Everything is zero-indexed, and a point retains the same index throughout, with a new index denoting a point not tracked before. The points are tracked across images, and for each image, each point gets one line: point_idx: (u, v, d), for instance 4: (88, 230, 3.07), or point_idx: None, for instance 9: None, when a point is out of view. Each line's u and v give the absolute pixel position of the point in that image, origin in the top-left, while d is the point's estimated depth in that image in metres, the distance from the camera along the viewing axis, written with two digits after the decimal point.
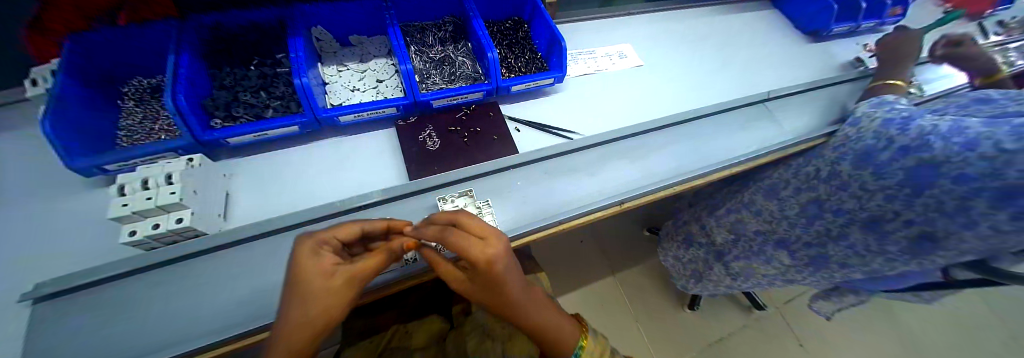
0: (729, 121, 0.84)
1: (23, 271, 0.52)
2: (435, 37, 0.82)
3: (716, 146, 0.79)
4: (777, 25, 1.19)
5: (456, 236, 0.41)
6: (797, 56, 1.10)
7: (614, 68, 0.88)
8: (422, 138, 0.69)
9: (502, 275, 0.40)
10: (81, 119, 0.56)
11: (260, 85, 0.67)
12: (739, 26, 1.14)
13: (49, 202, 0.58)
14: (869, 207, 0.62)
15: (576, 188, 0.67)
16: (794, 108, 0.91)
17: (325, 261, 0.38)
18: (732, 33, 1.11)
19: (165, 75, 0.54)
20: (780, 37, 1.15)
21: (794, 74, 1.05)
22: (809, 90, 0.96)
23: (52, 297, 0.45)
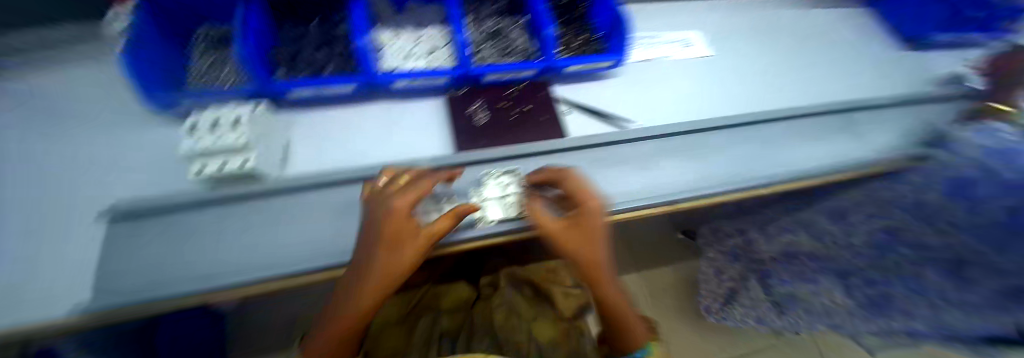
0: (802, 130, 0.75)
1: (99, 193, 0.56)
2: (490, 8, 0.78)
3: (780, 155, 0.71)
4: (868, 27, 1.04)
5: (574, 186, 0.52)
6: (891, 65, 0.96)
7: (678, 57, 0.81)
8: (471, 111, 0.68)
9: (601, 225, 0.52)
10: (157, 59, 0.60)
11: (321, 42, 0.67)
12: (826, 24, 1.01)
13: (118, 133, 0.62)
14: (956, 246, 0.51)
15: (625, 181, 0.64)
16: (878, 123, 0.80)
17: (400, 220, 0.44)
18: (819, 31, 0.98)
19: (236, 25, 0.56)
20: (872, 40, 1.01)
21: (885, 84, 0.92)
22: (903, 103, 0.82)
23: (125, 220, 0.49)
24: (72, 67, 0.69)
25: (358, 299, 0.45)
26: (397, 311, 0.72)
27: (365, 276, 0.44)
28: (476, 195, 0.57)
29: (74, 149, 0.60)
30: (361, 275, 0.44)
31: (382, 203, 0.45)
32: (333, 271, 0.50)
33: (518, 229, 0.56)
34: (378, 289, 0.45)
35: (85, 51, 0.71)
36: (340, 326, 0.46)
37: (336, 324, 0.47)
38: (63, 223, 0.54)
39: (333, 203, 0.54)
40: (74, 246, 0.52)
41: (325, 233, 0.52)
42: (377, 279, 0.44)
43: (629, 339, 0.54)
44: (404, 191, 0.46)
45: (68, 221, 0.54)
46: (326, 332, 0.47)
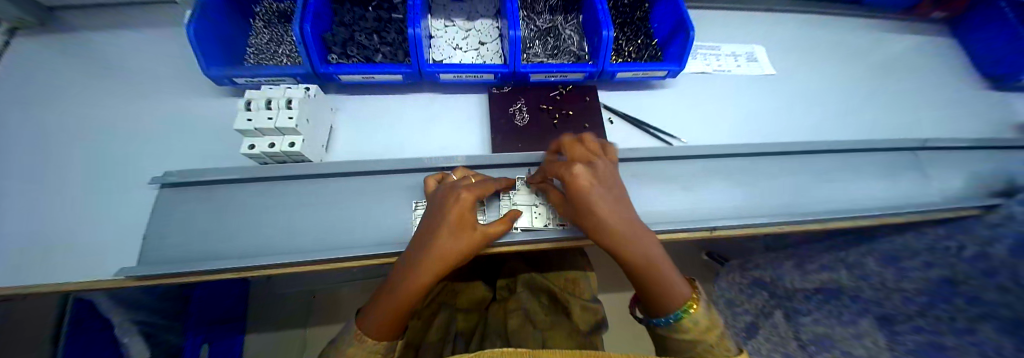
0: (866, 164, 0.70)
1: (160, 157, 0.59)
2: (546, 4, 0.76)
3: (835, 188, 0.66)
4: (949, 59, 0.95)
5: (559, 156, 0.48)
6: (971, 102, 0.88)
7: (736, 72, 0.76)
8: (513, 111, 0.66)
9: (590, 193, 0.43)
10: (220, 31, 0.61)
11: (375, 27, 0.67)
12: (901, 50, 0.93)
13: (173, 99, 0.65)
14: None
15: (665, 201, 0.61)
16: (950, 166, 0.73)
17: (457, 204, 0.45)
18: (892, 58, 0.91)
19: (298, 4, 0.56)
20: (949, 73, 0.92)
21: (965, 125, 0.83)
22: (983, 148, 0.74)
23: (174, 186, 0.52)
24: (146, 31, 0.74)
25: (406, 278, 0.44)
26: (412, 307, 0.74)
27: (420, 254, 0.44)
28: (507, 200, 0.56)
29: (139, 115, 0.63)
30: (418, 257, 0.44)
31: (448, 193, 0.47)
32: (360, 260, 0.50)
33: (548, 240, 0.55)
34: (431, 274, 0.43)
35: (161, 17, 0.76)
36: (388, 304, 0.44)
37: (384, 304, 0.44)
38: (122, 179, 0.57)
39: (368, 190, 0.54)
40: (133, 206, 0.55)
41: (358, 221, 0.52)
42: (432, 262, 0.43)
43: (661, 302, 0.42)
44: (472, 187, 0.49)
45: (126, 177, 0.57)
46: (371, 315, 0.45)
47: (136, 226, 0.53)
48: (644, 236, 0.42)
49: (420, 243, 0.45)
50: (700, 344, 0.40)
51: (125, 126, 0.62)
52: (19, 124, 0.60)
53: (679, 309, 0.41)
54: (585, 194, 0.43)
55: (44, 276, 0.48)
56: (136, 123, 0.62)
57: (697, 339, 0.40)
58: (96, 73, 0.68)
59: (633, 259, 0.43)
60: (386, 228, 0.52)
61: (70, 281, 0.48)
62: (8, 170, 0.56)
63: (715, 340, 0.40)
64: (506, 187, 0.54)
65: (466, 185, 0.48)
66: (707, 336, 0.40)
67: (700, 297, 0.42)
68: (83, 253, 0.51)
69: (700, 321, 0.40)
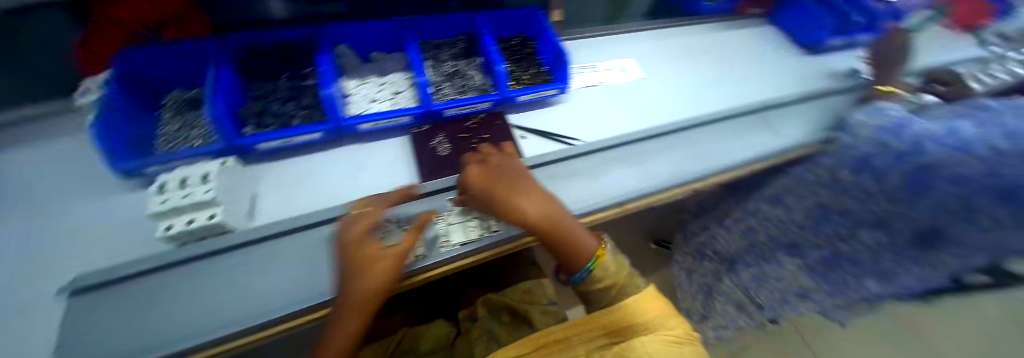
0: (729, 128, 0.86)
1: (57, 268, 0.55)
2: (449, 53, 0.88)
3: (714, 151, 0.80)
4: (775, 38, 1.21)
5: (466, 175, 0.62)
6: (802, 66, 1.11)
7: (615, 80, 0.93)
8: (434, 144, 0.73)
9: (496, 195, 0.58)
10: (126, 128, 0.63)
11: (288, 96, 0.72)
12: (740, 40, 1.16)
13: (81, 205, 0.62)
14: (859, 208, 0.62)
15: (580, 191, 0.71)
16: (796, 117, 0.88)
17: (360, 236, 0.51)
18: (735, 47, 1.13)
19: (206, 87, 0.61)
20: (780, 52, 1.16)
21: (805, 83, 1.03)
22: (812, 98, 0.95)
23: (84, 291, 0.48)
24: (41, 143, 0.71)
25: (342, 316, 0.48)
26: None
27: (348, 292, 0.48)
28: (441, 221, 0.61)
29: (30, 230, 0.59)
30: (341, 301, 0.49)
31: (351, 231, 0.52)
32: (302, 316, 0.51)
33: (486, 248, 0.60)
34: (363, 306, 0.48)
35: (34, 129, 0.70)
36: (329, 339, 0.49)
37: (328, 348, 0.48)
38: (32, 299, 0.53)
39: (303, 244, 0.56)
40: (43, 325, 0.51)
41: (298, 275, 0.53)
42: (360, 293, 0.48)
43: (576, 260, 0.56)
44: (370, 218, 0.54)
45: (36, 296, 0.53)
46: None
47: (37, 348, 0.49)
48: (540, 209, 0.57)
49: (345, 282, 0.49)
50: (610, 287, 0.54)
51: (18, 244, 0.58)
52: None
53: (590, 263, 0.55)
54: (484, 191, 0.59)
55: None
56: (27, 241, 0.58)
57: (609, 284, 0.54)
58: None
59: (546, 235, 0.57)
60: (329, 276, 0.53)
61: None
62: None
63: (621, 280, 0.55)
64: (404, 198, 0.60)
65: (363, 217, 0.54)
66: (614, 278, 0.54)
67: (603, 248, 0.56)
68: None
69: (606, 268, 0.54)
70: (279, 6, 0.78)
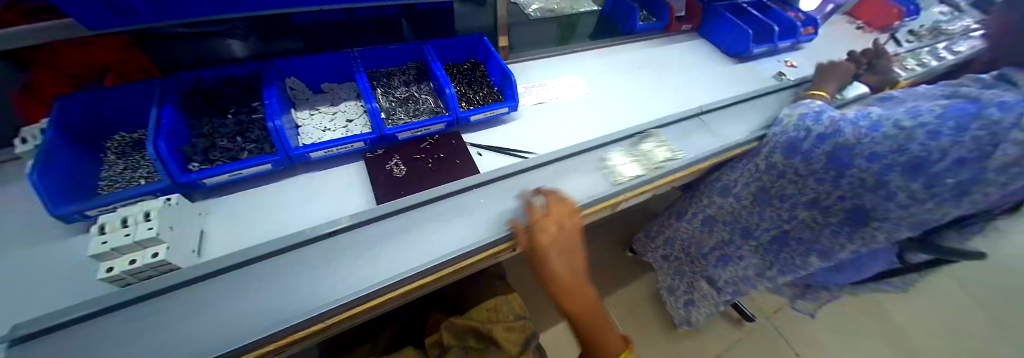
0: (676, 130, 0.92)
1: None
2: (400, 80, 0.92)
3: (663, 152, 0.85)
4: (708, 49, 1.32)
5: (557, 208, 0.66)
6: (734, 72, 1.22)
7: (563, 97, 0.99)
8: (389, 167, 0.75)
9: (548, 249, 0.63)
10: (68, 171, 0.62)
11: (236, 131, 0.73)
12: (678, 53, 1.27)
13: (26, 252, 0.59)
14: (807, 191, 0.71)
15: (537, 201, 0.72)
16: (728, 119, 0.97)
17: (551, 231, 0.63)
18: (672, 61, 1.22)
19: (149, 125, 0.61)
20: (713, 62, 1.26)
21: (737, 88, 1.15)
22: (746, 99, 1.04)
23: (22, 342, 0.44)
24: None
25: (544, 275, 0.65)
26: None
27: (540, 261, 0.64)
28: (407, 239, 0.63)
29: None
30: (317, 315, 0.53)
31: (543, 226, 0.63)
32: (259, 348, 0.50)
33: (447, 265, 0.62)
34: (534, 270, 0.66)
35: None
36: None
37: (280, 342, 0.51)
38: None
39: (258, 276, 0.55)
40: None
41: (256, 307, 0.52)
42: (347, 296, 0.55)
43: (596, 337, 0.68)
44: (561, 222, 0.65)
45: None
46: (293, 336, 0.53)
47: None
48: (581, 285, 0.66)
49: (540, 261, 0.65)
50: None
51: None
52: None
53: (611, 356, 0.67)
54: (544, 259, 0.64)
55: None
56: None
57: None
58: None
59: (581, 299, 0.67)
60: (290, 303, 0.53)
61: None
62: None
63: None
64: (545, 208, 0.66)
65: (552, 214, 0.65)
66: None
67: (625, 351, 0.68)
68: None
69: None
70: (238, 46, 0.83)
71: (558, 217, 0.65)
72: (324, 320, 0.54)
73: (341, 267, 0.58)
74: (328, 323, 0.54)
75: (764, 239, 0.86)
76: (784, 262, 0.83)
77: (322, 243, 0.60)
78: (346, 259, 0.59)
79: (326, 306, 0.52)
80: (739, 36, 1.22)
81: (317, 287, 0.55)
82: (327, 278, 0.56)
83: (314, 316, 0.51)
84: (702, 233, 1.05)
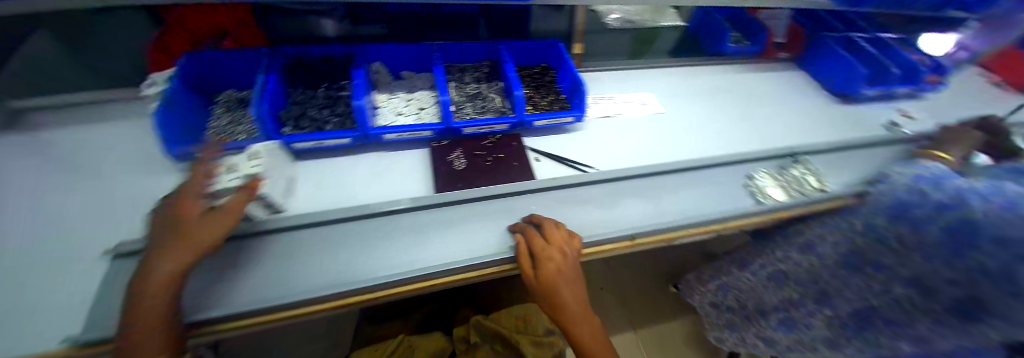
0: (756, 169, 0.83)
1: (96, 233, 0.61)
2: (472, 76, 0.94)
3: (735, 191, 0.77)
4: (806, 84, 1.18)
5: (559, 233, 0.61)
6: (835, 115, 1.08)
7: (634, 113, 0.94)
8: (451, 159, 0.77)
9: (553, 275, 0.59)
10: (183, 116, 0.72)
11: (325, 104, 0.80)
12: (770, 84, 1.15)
13: (139, 180, 0.70)
14: (906, 262, 0.51)
15: (588, 219, 0.69)
16: (820, 167, 0.86)
17: (555, 258, 0.59)
18: (763, 92, 1.11)
19: (256, 88, 0.69)
20: (811, 99, 1.13)
21: (837, 132, 1.01)
22: (847, 147, 0.91)
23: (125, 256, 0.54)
24: (125, 123, 0.82)
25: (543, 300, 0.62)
26: None
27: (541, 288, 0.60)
28: (455, 232, 0.64)
29: (80, 193, 0.66)
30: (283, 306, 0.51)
31: (546, 253, 0.58)
32: (306, 307, 0.51)
33: (490, 264, 0.61)
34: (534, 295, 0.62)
35: (128, 112, 0.84)
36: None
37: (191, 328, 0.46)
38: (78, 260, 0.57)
39: (319, 239, 0.58)
40: (75, 282, 0.54)
41: (313, 268, 0.55)
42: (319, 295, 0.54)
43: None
44: (566, 248, 0.60)
45: (85, 256, 0.57)
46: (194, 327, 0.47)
47: (67, 303, 0.52)
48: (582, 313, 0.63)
49: (542, 288, 0.61)
50: None
51: (82, 205, 0.64)
52: None
53: None
54: (546, 285, 0.60)
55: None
56: (73, 202, 0.65)
57: None
58: (35, 162, 0.71)
59: (582, 327, 0.63)
60: (343, 271, 0.55)
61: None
62: None
63: None
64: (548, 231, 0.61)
65: (555, 240, 0.60)
66: None
67: None
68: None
69: None
70: (330, 25, 0.91)
71: (560, 242, 0.60)
72: (371, 291, 0.54)
73: (393, 247, 0.60)
74: (373, 296, 0.54)
75: (844, 311, 0.71)
76: (862, 339, 0.67)
77: (379, 220, 0.62)
78: (398, 240, 0.61)
79: (370, 280, 0.53)
80: (850, 73, 1.08)
81: (368, 261, 0.57)
82: (379, 254, 0.58)
83: (359, 287, 0.52)
84: (766, 289, 0.96)
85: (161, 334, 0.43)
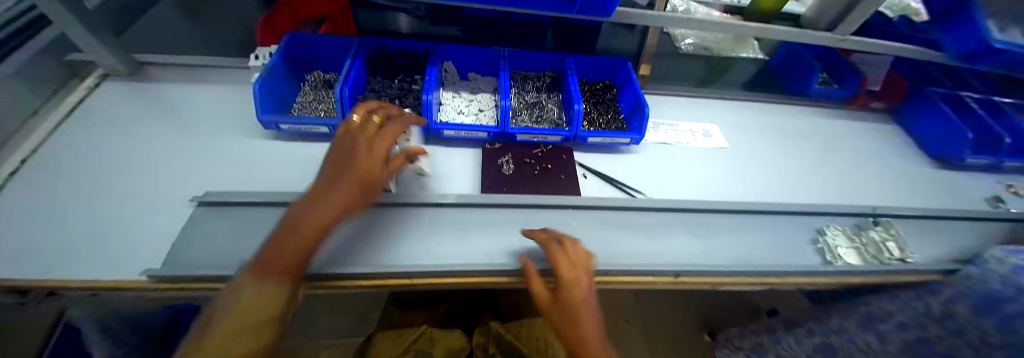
0: (826, 224, 0.75)
1: (191, 179, 0.70)
2: (534, 85, 0.95)
3: (798, 245, 0.71)
4: (897, 141, 1.06)
5: (582, 254, 0.57)
6: (930, 179, 0.95)
7: (694, 144, 0.90)
8: (501, 162, 0.79)
9: (577, 302, 0.54)
10: (277, 89, 0.80)
11: (396, 94, 0.85)
12: (853, 133, 1.05)
13: (231, 138, 0.80)
14: None
15: (632, 245, 0.66)
16: (907, 235, 0.76)
17: (579, 281, 0.54)
18: (845, 142, 1.01)
19: (342, 72, 0.75)
20: (902, 157, 1.01)
21: (930, 199, 0.90)
22: (944, 218, 0.80)
23: (209, 203, 0.61)
24: (226, 87, 0.94)
25: (564, 333, 0.54)
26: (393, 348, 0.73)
27: (563, 315, 0.54)
28: (497, 234, 0.65)
29: (185, 143, 0.77)
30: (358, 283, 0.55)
31: (570, 275, 0.54)
32: (354, 279, 0.55)
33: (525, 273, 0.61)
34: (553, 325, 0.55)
35: (231, 78, 0.97)
36: (255, 311, 0.40)
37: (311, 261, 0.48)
38: (175, 199, 0.66)
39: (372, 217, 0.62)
40: (171, 218, 0.63)
41: (363, 244, 0.59)
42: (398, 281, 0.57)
43: None
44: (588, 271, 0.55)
45: (181, 197, 0.66)
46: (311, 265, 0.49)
47: (160, 236, 0.59)
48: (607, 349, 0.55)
49: (564, 316, 0.54)
50: None
51: (181, 153, 0.74)
52: (102, 148, 0.73)
53: None
54: (568, 313, 0.54)
55: (52, 269, 0.52)
56: (177, 149, 0.75)
57: None
58: (156, 114, 0.83)
59: None
60: (390, 252, 0.58)
61: (75, 279, 0.52)
62: (75, 183, 0.66)
63: None
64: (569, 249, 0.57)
65: (578, 262, 0.55)
66: None
67: None
68: (99, 249, 0.56)
69: None
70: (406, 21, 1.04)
71: (583, 263, 0.56)
72: (410, 277, 0.56)
73: (436, 237, 0.62)
74: (412, 282, 0.57)
75: None
76: None
77: (428, 210, 0.65)
78: (442, 232, 0.63)
79: (413, 267, 0.56)
80: (951, 135, 0.95)
81: (413, 247, 0.60)
82: (424, 242, 0.61)
83: (402, 270, 0.55)
84: None
85: (291, 257, 0.45)
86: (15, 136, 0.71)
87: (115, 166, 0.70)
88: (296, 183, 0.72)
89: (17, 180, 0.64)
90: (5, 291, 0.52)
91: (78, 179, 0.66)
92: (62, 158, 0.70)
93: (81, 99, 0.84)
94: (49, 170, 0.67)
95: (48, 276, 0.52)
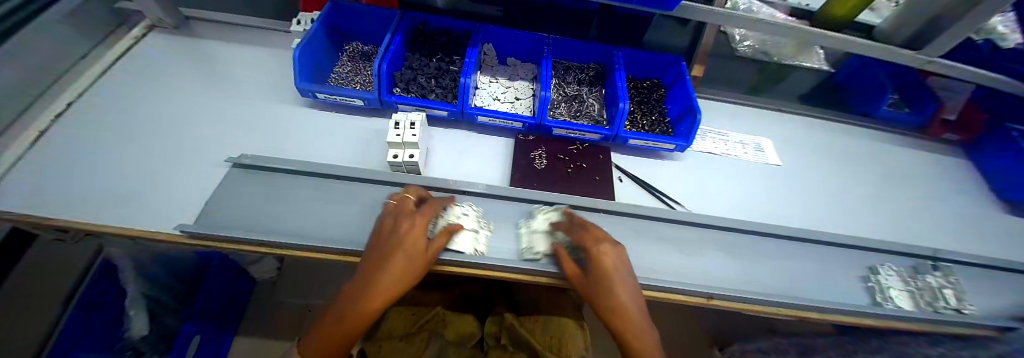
0: (878, 261, 0.69)
1: (226, 139, 0.70)
2: (576, 77, 0.90)
3: (842, 279, 0.65)
4: (966, 177, 0.96)
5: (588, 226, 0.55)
6: (999, 224, 0.86)
7: (743, 157, 0.84)
8: (533, 156, 0.75)
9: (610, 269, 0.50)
10: (316, 57, 0.79)
11: (433, 72, 0.83)
12: (916, 163, 0.95)
13: (266, 102, 0.80)
14: None
15: (665, 260, 0.62)
16: (968, 283, 0.69)
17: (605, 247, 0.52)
18: (907, 172, 0.92)
19: (383, 46, 0.73)
20: (969, 196, 0.91)
21: (997, 246, 0.81)
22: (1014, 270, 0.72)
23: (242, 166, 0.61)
24: (265, 49, 0.93)
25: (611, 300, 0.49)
26: (405, 327, 0.71)
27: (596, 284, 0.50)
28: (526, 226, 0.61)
29: (222, 102, 0.77)
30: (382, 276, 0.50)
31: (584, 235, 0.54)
32: None
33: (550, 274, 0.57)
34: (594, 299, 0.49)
35: (270, 41, 0.96)
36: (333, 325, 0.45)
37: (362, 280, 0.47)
38: (210, 157, 0.66)
39: None
40: (205, 176, 0.63)
41: None
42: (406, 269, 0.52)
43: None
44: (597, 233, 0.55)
45: (214, 155, 0.67)
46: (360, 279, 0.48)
47: (194, 192, 0.60)
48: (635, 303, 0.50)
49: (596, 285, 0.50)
50: None
51: (218, 112, 0.75)
52: (144, 98, 0.74)
53: None
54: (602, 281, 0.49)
55: (93, 214, 0.54)
56: (215, 107, 0.76)
57: None
58: (198, 70, 0.84)
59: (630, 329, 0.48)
60: None
61: (115, 226, 0.53)
62: (118, 131, 0.67)
63: None
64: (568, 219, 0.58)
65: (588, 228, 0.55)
66: None
67: None
68: (139, 199, 0.58)
69: None
70: None
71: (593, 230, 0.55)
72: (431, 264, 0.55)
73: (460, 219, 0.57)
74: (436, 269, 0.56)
75: None
76: None
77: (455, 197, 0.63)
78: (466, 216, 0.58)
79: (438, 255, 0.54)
80: None
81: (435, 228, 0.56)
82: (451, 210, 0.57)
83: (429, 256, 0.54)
84: None
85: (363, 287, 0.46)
86: (69, 79, 0.74)
87: (155, 118, 0.71)
88: (326, 155, 0.71)
89: (67, 123, 0.67)
90: (50, 229, 0.54)
91: (120, 127, 0.68)
92: (105, 104, 0.72)
93: (128, 47, 0.86)
94: (93, 115, 0.69)
95: (89, 220, 0.53)
